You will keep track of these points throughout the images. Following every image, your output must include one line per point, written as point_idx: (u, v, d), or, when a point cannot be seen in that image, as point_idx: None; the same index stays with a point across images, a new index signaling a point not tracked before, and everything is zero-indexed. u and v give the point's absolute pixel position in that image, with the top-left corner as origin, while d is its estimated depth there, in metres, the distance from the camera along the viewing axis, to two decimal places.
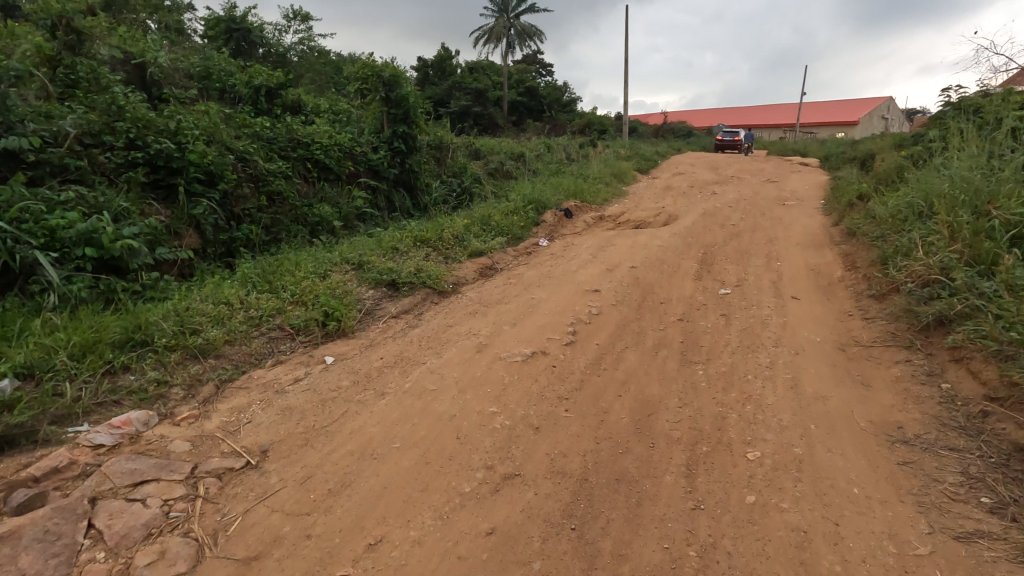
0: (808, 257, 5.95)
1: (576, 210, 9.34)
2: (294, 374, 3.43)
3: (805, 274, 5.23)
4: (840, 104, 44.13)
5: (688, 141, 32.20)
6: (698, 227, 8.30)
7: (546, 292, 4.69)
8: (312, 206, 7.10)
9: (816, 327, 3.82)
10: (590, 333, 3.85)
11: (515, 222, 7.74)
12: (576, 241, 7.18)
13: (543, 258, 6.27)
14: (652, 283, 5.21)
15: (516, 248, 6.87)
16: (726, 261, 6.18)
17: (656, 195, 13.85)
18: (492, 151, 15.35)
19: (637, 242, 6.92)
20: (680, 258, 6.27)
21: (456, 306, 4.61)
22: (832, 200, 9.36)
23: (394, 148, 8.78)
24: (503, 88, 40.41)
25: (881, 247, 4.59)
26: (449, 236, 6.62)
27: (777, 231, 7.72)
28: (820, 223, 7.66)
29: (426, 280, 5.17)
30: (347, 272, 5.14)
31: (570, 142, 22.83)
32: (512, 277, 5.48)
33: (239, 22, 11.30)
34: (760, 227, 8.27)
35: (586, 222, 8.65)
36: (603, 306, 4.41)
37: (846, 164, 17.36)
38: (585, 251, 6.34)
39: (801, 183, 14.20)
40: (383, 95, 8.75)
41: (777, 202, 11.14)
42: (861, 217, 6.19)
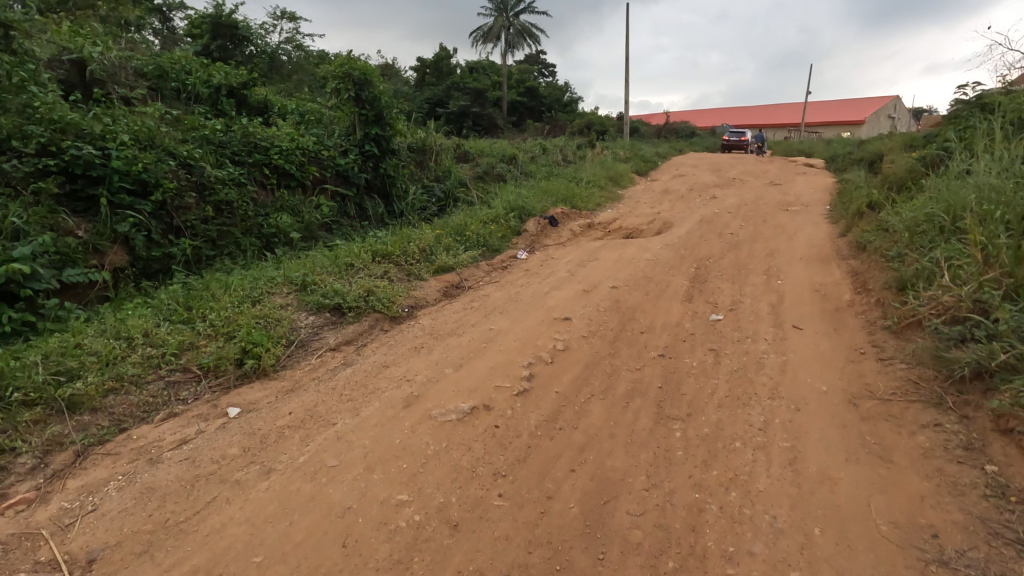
0: (811, 274, 5.31)
1: (563, 217, 8.71)
2: (180, 434, 2.80)
3: (808, 297, 4.59)
4: (846, 103, 43.33)
5: (690, 142, 31.50)
6: (693, 236, 7.67)
7: (508, 320, 4.07)
8: (267, 216, 6.50)
9: (822, 371, 3.17)
10: (549, 377, 3.22)
11: (491, 233, 7.13)
12: (558, 253, 6.56)
13: (517, 275, 5.66)
14: (634, 307, 4.58)
15: (490, 262, 6.25)
16: (721, 278, 5.54)
17: (653, 199, 13.20)
18: (483, 153, 14.74)
19: (623, 256, 6.29)
20: (669, 275, 5.65)
21: (403, 338, 3.99)
22: (839, 206, 8.70)
23: (366, 152, 8.18)
24: (503, 88, 39.81)
25: (897, 269, 3.95)
26: (414, 250, 6.01)
27: (779, 241, 7.07)
28: (825, 233, 7.02)
29: (375, 304, 4.57)
30: (286, 296, 4.53)
31: (567, 143, 22.20)
32: (478, 299, 4.87)
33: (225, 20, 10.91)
34: (760, 236, 7.63)
35: (572, 230, 8.02)
36: (572, 338, 3.78)
37: (853, 166, 16.68)
38: (564, 266, 5.71)
39: (806, 186, 13.54)
40: (352, 93, 8.09)
41: (779, 208, 10.49)
42: (872, 228, 5.55)
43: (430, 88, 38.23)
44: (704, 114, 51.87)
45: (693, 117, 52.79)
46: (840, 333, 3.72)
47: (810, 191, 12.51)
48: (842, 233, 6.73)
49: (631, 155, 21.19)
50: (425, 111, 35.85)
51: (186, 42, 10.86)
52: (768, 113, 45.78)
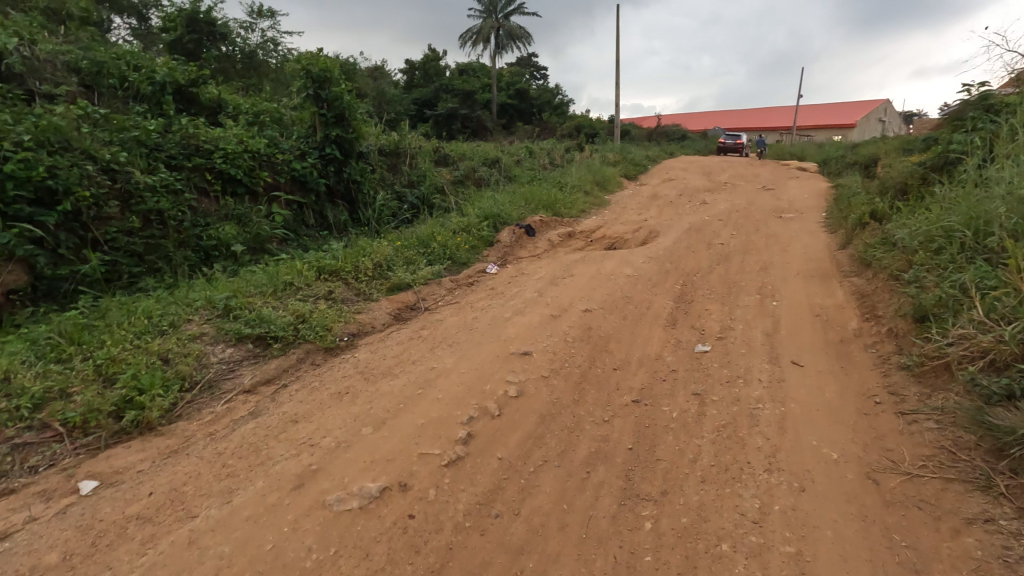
0: (809, 294, 4.74)
1: (542, 226, 8.11)
2: (2, 523, 2.15)
3: (808, 323, 3.99)
4: (837, 107, 43.12)
5: (682, 145, 31.06)
6: (680, 247, 7.09)
7: (457, 355, 3.45)
8: (207, 227, 5.86)
9: (830, 429, 2.57)
10: (494, 435, 2.61)
11: (457, 245, 6.52)
12: (531, 268, 5.97)
13: (481, 293, 5.04)
14: (608, 335, 3.98)
15: (453, 278, 5.63)
16: (709, 298, 4.95)
17: (641, 204, 12.64)
18: (464, 157, 14.13)
19: (602, 270, 5.70)
20: (652, 293, 5.05)
21: (331, 378, 3.35)
22: (836, 214, 8.16)
23: (326, 155, 7.55)
24: (492, 90, 39.25)
25: (914, 295, 3.37)
26: (367, 265, 5.38)
27: (774, 253, 6.51)
28: (823, 245, 6.44)
29: (307, 333, 3.94)
30: (202, 324, 3.90)
31: (555, 146, 21.63)
32: (431, 324, 4.25)
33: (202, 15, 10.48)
34: (752, 247, 7.05)
35: (549, 240, 7.43)
36: (529, 379, 3.17)
37: (847, 170, 16.23)
38: (534, 284, 5.11)
39: (800, 191, 13.04)
40: (312, 91, 7.46)
41: (771, 215, 9.95)
42: (876, 241, 4.98)
43: (418, 89, 37.63)
44: (696, 117, 51.57)
45: (685, 120, 52.49)
46: (848, 374, 3.13)
47: (804, 196, 11.99)
48: (842, 246, 6.16)
49: (620, 158, 20.65)
50: (413, 113, 35.24)
51: (160, 37, 10.40)
52: (760, 116, 45.49)
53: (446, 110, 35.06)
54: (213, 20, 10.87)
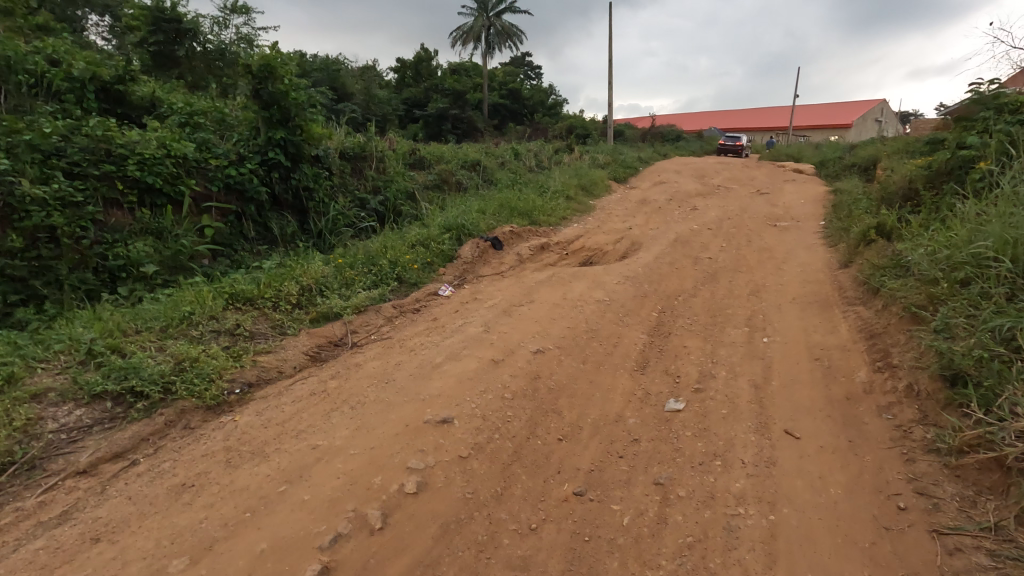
0: (806, 328, 3.99)
1: (512, 238, 7.36)
2: None
3: (805, 372, 3.24)
4: (834, 107, 42.53)
5: (676, 146, 30.40)
6: (662, 263, 6.35)
7: (357, 423, 2.69)
8: (114, 244, 5.09)
9: (836, 561, 1.87)
10: (365, 568, 1.87)
11: (407, 263, 5.76)
12: (489, 291, 5.21)
13: (421, 325, 4.28)
14: (560, 387, 3.22)
15: (395, 303, 4.86)
16: (689, 331, 4.20)
17: (628, 210, 11.90)
18: (442, 160, 13.36)
19: (569, 294, 4.95)
20: (622, 325, 4.31)
21: (185, 457, 2.56)
22: (835, 225, 7.44)
23: (269, 161, 6.79)
24: (483, 89, 38.50)
25: (943, 344, 2.64)
26: (291, 290, 4.61)
27: (767, 271, 5.76)
28: (822, 262, 5.70)
29: (182, 387, 3.14)
30: (53, 374, 3.14)
31: (545, 148, 20.88)
32: (347, 369, 3.48)
33: (169, 12, 9.77)
34: (742, 264, 6.30)
35: (518, 255, 6.67)
36: (441, 461, 2.41)
37: (845, 173, 15.55)
38: (485, 313, 4.35)
39: (796, 196, 12.33)
40: (251, 87, 6.70)
41: (765, 223, 9.23)
42: (885, 262, 4.25)
43: (408, 90, 36.87)
44: (691, 118, 50.96)
45: (680, 121, 51.90)
46: (859, 455, 2.39)
47: (800, 202, 11.27)
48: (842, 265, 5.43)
49: (611, 160, 19.90)
50: (402, 114, 34.52)
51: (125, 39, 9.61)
52: (756, 117, 44.85)
53: (435, 111, 34.29)
54: (180, 16, 9.97)
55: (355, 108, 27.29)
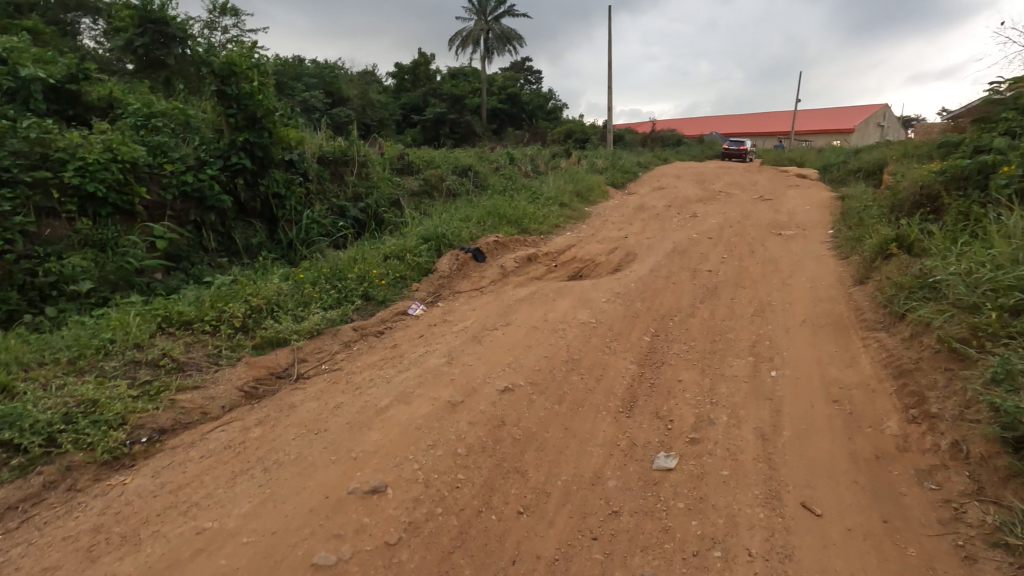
0: (820, 358, 3.46)
1: (497, 248, 6.84)
2: None
3: (823, 420, 2.70)
4: (837, 111, 42.04)
5: (677, 150, 29.92)
6: (658, 277, 5.82)
7: (268, 495, 2.16)
8: (46, 259, 4.57)
9: None
10: None
11: (374, 278, 5.24)
12: (464, 309, 4.68)
13: (378, 352, 3.75)
14: (528, 438, 2.69)
15: (355, 325, 4.33)
16: (685, 361, 3.66)
17: (625, 217, 11.38)
18: (432, 165, 12.85)
19: (552, 314, 4.42)
20: (609, 353, 3.78)
21: (42, 540, 2.02)
22: (845, 235, 6.92)
23: (232, 166, 6.28)
24: (482, 94, 38.08)
25: (999, 398, 2.12)
26: (235, 310, 4.08)
27: (773, 286, 5.22)
28: (834, 277, 5.16)
29: (70, 440, 2.60)
30: None
31: (542, 153, 20.39)
32: (278, 409, 2.95)
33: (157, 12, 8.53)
34: (745, 277, 5.76)
35: (502, 268, 6.15)
36: (363, 552, 1.89)
37: (850, 178, 15.02)
38: (453, 339, 3.82)
39: (801, 202, 11.81)
40: (215, 88, 6.22)
41: (769, 232, 8.70)
42: (908, 281, 3.71)
43: (406, 94, 36.47)
44: (693, 123, 50.55)
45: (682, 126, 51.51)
46: (900, 545, 1.94)
47: (805, 209, 10.74)
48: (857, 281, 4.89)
49: (609, 164, 19.41)
50: (399, 118, 34.12)
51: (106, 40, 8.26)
52: (758, 121, 44.40)
53: (434, 116, 33.86)
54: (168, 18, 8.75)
55: (351, 113, 26.87)
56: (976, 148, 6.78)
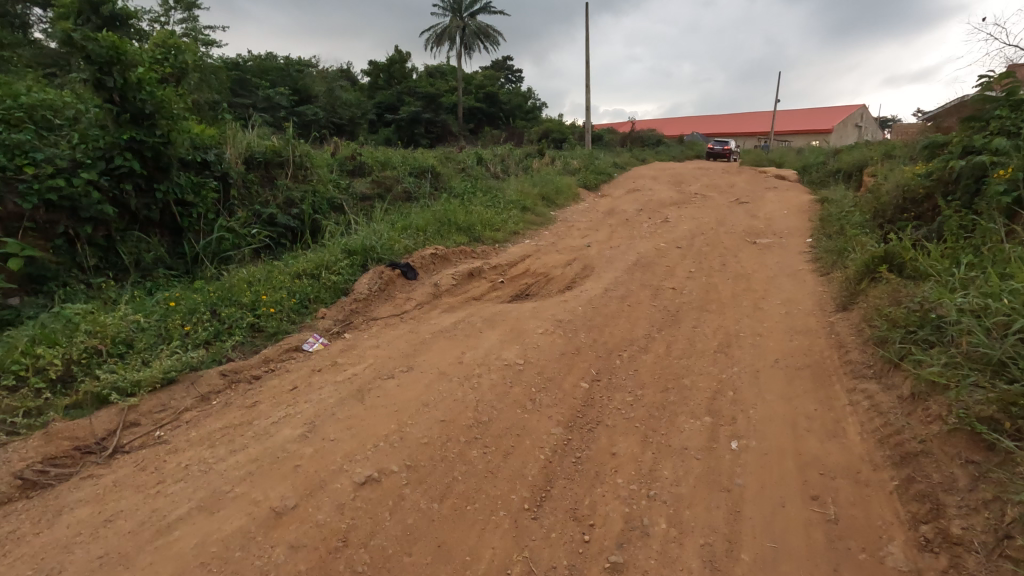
0: (794, 419, 2.68)
1: (434, 263, 5.99)
2: None
3: (797, 539, 1.94)
4: (816, 112, 41.91)
5: (656, 151, 29.31)
6: (613, 298, 5.03)
7: None
8: None
9: None
10: None
11: (269, 305, 4.37)
12: (368, 345, 3.82)
13: (232, 413, 2.89)
14: (375, 571, 1.86)
15: (224, 368, 3.48)
16: (625, 423, 2.87)
17: (592, 223, 10.61)
18: (388, 167, 11.94)
19: (472, 353, 3.59)
20: (531, 411, 2.96)
21: None
22: (825, 247, 6.20)
23: (116, 169, 5.37)
24: (459, 92, 37.19)
25: None
26: (55, 355, 3.19)
27: (743, 310, 4.45)
28: (813, 299, 4.40)
29: None
30: None
31: (514, 153, 19.58)
32: (33, 518, 2.08)
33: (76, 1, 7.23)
34: (712, 298, 4.98)
35: (434, 288, 5.30)
36: None
37: (830, 180, 14.44)
38: (331, 393, 2.97)
39: (779, 206, 11.15)
40: (89, 75, 5.22)
41: (743, 240, 7.98)
42: (904, 315, 2.96)
43: (380, 93, 35.44)
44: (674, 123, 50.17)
45: (662, 126, 51.13)
46: None
47: (783, 213, 10.07)
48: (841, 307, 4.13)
49: (583, 165, 18.66)
50: (373, 118, 33.09)
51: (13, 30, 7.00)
52: (737, 122, 44.11)
53: (408, 115, 32.86)
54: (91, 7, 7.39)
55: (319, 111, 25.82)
56: (967, 150, 6.10)
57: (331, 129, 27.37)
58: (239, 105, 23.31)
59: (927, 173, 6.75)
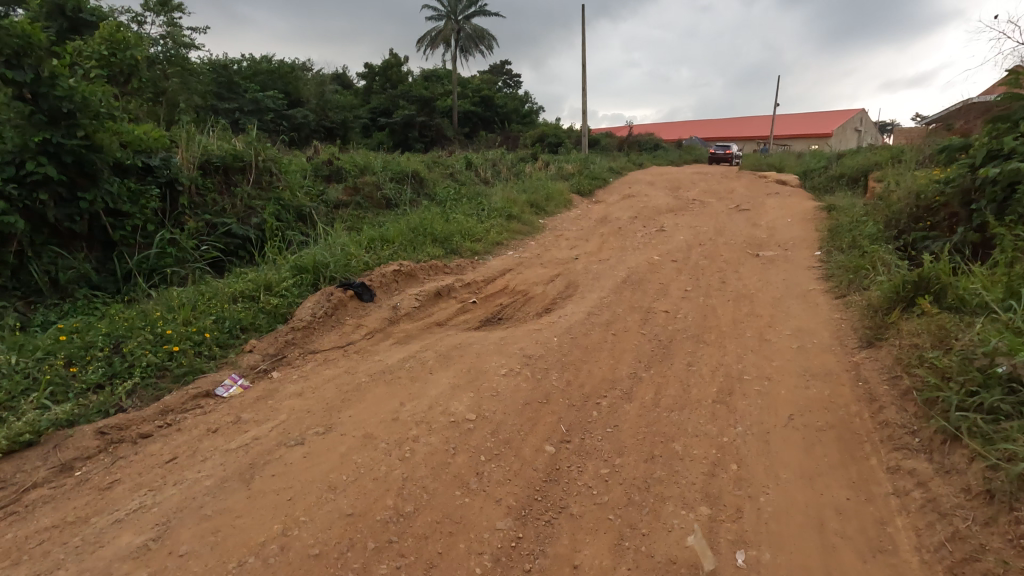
0: (818, 520, 2.03)
1: (397, 281, 5.32)
2: None
3: None
4: (816, 116, 41.36)
5: (653, 155, 28.70)
6: (595, 325, 4.35)
7: None
8: None
9: None
10: None
11: (186, 337, 3.69)
12: (292, 390, 3.14)
13: (80, 496, 2.21)
14: None
15: (103, 424, 2.80)
16: (595, 513, 2.20)
17: (583, 232, 9.94)
18: (367, 172, 11.27)
19: (413, 404, 2.91)
20: (475, 492, 2.28)
21: None
22: (836, 264, 5.54)
23: (28, 176, 4.71)
24: (453, 96, 36.58)
25: None
26: None
27: (747, 343, 3.77)
28: (830, 331, 3.72)
29: None
30: None
31: (506, 157, 18.91)
32: None
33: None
34: (711, 325, 4.30)
35: (392, 312, 4.63)
36: None
37: (834, 186, 13.80)
38: (214, 469, 2.29)
39: (781, 214, 10.49)
40: None
41: (744, 252, 7.32)
42: (960, 370, 2.29)
43: (374, 96, 34.82)
44: (672, 127, 49.62)
45: (660, 130, 50.58)
46: None
47: (786, 222, 9.40)
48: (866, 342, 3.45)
49: (577, 169, 17.99)
50: (365, 122, 32.47)
51: None
52: (736, 126, 43.55)
53: (401, 119, 32.23)
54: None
55: (308, 114, 25.17)
56: (992, 154, 5.46)
57: (321, 134, 26.74)
58: (225, 108, 22.66)
59: (948, 181, 6.08)
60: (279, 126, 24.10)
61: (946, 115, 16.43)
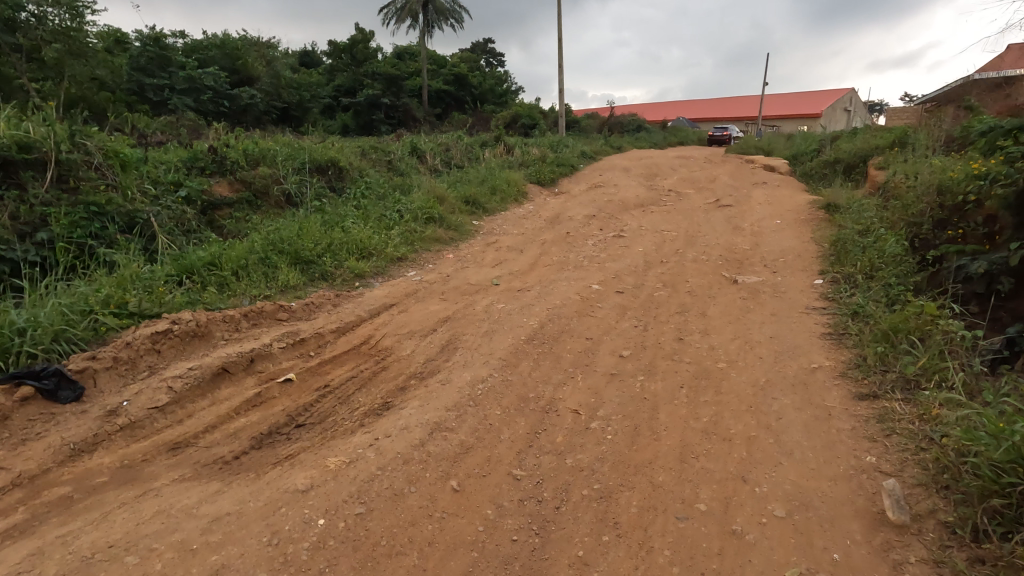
0: None
1: (161, 352, 3.35)
2: None
3: None
4: (805, 96, 39.45)
5: (633, 137, 26.60)
6: (429, 457, 2.43)
7: None
8: None
9: None
10: None
11: None
12: None
13: None
14: None
15: None
16: None
17: (524, 236, 7.99)
18: (265, 162, 9.12)
19: None
20: None
21: None
22: (849, 317, 3.66)
23: None
24: (422, 74, 33.99)
25: None
26: None
27: (692, 546, 1.91)
28: (867, 532, 1.88)
29: None
30: None
31: (463, 141, 16.72)
32: None
33: None
34: (636, 462, 2.39)
35: (91, 430, 2.66)
36: None
37: (829, 174, 11.92)
38: None
39: (769, 212, 8.59)
40: None
41: (718, 274, 5.41)
42: None
43: (338, 74, 32.23)
44: (657, 108, 47.41)
45: (646, 111, 48.43)
46: None
47: (774, 225, 7.51)
48: None
49: (543, 154, 15.91)
50: (327, 103, 30.07)
51: None
52: (722, 107, 41.51)
53: (365, 99, 29.64)
54: None
55: (255, 94, 22.59)
56: None
57: (273, 115, 24.33)
58: (153, 86, 19.91)
59: (999, 177, 4.11)
60: (220, 106, 21.54)
61: (952, 91, 14.51)
